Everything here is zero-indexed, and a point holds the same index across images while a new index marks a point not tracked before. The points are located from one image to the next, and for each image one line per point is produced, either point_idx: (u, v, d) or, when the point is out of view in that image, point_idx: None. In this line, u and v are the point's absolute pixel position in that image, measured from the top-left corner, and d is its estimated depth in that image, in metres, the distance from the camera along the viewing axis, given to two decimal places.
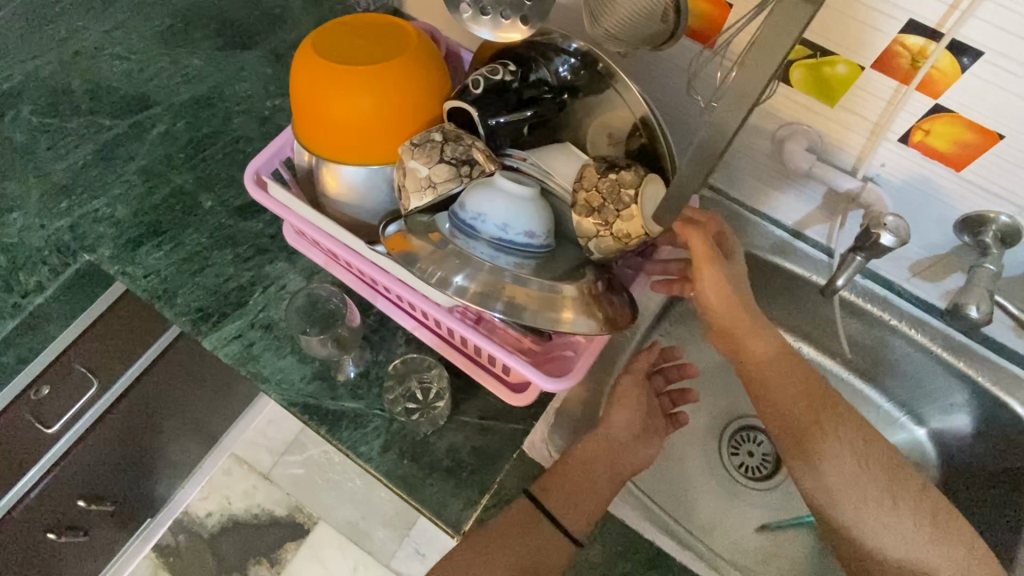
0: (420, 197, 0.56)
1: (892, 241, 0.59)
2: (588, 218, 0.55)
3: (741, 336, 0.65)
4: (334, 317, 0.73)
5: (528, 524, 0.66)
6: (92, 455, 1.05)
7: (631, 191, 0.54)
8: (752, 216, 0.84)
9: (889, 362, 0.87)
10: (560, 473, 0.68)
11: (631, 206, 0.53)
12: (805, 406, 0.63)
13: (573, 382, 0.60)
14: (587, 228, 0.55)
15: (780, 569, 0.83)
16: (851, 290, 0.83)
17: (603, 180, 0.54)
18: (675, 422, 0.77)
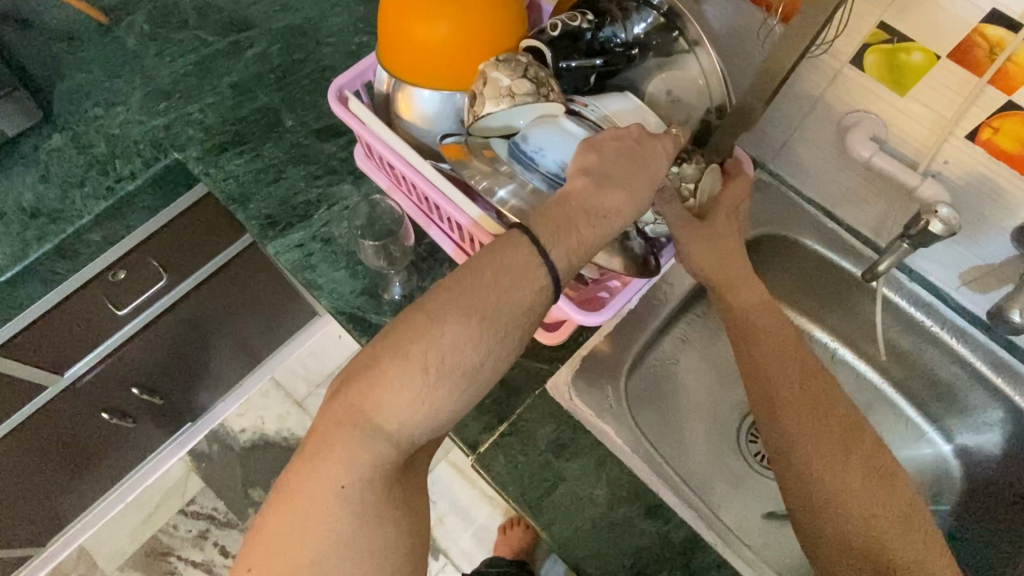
0: (496, 103, 0.59)
1: (942, 230, 0.61)
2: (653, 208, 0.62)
3: (736, 308, 0.67)
4: (390, 233, 0.77)
5: (520, 278, 0.50)
6: (149, 346, 1.13)
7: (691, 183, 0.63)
8: (808, 206, 0.85)
9: (925, 370, 0.86)
10: (570, 224, 0.52)
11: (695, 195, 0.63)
12: (799, 400, 0.63)
13: (601, 320, 0.63)
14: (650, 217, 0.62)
15: (780, 554, 0.83)
16: (897, 290, 0.83)
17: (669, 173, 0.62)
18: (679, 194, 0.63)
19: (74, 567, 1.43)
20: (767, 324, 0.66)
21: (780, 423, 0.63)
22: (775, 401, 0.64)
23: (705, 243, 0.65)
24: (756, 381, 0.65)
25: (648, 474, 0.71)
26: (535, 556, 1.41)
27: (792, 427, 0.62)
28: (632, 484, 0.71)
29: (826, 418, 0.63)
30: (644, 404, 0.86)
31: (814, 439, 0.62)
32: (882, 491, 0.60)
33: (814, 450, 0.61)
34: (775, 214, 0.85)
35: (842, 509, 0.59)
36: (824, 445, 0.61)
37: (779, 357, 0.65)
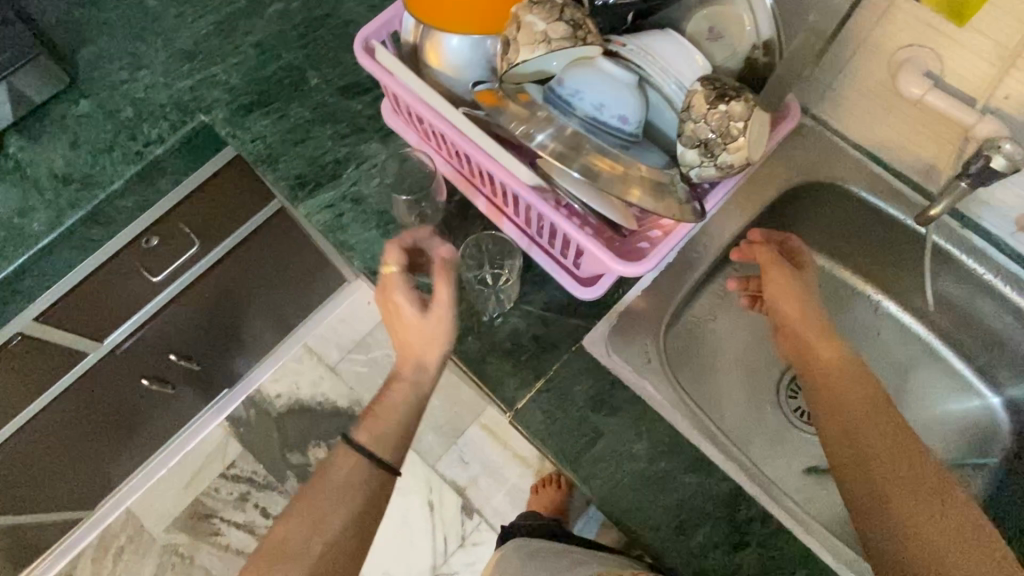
0: (531, 50, 0.55)
1: (1005, 166, 0.58)
2: (692, 148, 0.56)
3: (809, 348, 0.71)
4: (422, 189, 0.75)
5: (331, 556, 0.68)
6: (183, 315, 1.14)
7: (738, 124, 0.55)
8: (852, 150, 0.82)
9: (975, 322, 0.83)
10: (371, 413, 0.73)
11: (739, 138, 0.55)
12: (872, 424, 0.63)
13: (646, 270, 0.61)
14: (690, 157, 0.57)
15: (822, 509, 0.82)
16: (948, 238, 0.79)
17: (713, 110, 0.54)
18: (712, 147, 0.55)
19: (122, 529, 1.49)
20: (844, 363, 0.68)
21: (849, 443, 0.63)
22: (847, 425, 0.64)
23: (789, 292, 0.74)
24: (827, 406, 0.66)
25: (688, 428, 0.70)
26: (569, 514, 1.40)
27: (863, 446, 0.62)
28: (673, 439, 0.70)
29: (898, 443, 0.61)
30: (680, 360, 0.86)
31: (883, 461, 0.60)
32: (943, 504, 0.57)
33: (870, 460, 0.61)
34: (818, 160, 0.82)
35: (907, 518, 0.57)
36: (883, 455, 0.61)
37: (852, 388, 0.66)
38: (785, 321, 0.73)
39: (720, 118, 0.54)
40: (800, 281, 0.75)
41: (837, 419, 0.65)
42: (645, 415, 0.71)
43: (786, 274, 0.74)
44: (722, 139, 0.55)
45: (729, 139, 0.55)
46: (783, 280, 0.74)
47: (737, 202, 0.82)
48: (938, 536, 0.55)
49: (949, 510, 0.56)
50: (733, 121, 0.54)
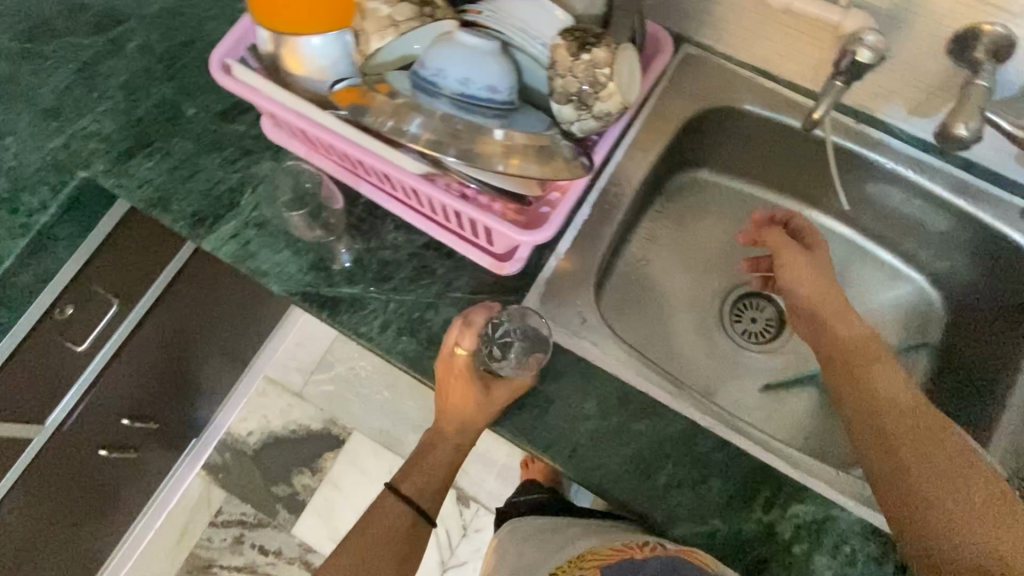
0: (381, 37, 0.56)
1: (872, 57, 0.58)
2: (567, 103, 0.55)
3: (830, 334, 0.70)
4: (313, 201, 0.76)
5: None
6: (125, 377, 1.10)
7: (605, 70, 0.54)
8: (740, 70, 0.82)
9: (889, 211, 0.85)
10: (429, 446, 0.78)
11: (609, 84, 0.54)
12: (894, 404, 0.62)
13: (546, 236, 0.61)
14: (567, 113, 0.56)
15: (784, 420, 0.85)
16: (848, 137, 0.80)
17: (578, 60, 0.54)
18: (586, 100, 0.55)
19: None
20: (868, 346, 0.67)
21: (875, 419, 0.62)
22: (869, 405, 0.63)
23: (805, 271, 0.74)
24: (846, 387, 0.65)
25: (633, 376, 0.71)
26: (561, 481, 1.40)
27: (886, 426, 0.61)
28: (622, 390, 0.71)
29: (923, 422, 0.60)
30: (620, 311, 0.87)
31: (905, 438, 0.59)
32: (969, 482, 0.55)
33: (886, 418, 0.61)
34: (710, 87, 0.83)
35: (932, 495, 0.56)
36: (911, 439, 0.59)
37: (873, 372, 0.65)
38: (805, 301, 0.73)
39: (587, 69, 0.54)
40: (813, 258, 0.75)
41: (855, 385, 0.65)
42: (591, 374, 0.72)
43: (799, 255, 0.75)
44: (594, 92, 0.54)
45: (599, 88, 0.54)
46: (797, 261, 0.75)
47: (641, 144, 0.82)
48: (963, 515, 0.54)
49: (976, 489, 0.55)
50: (598, 69, 0.54)
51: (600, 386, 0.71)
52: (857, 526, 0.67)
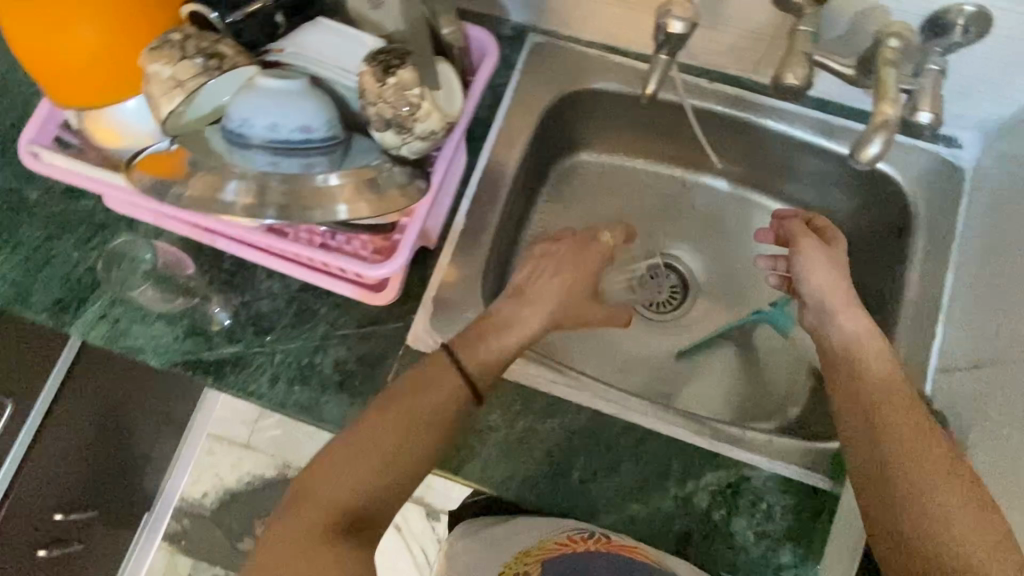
0: (170, 99, 0.52)
1: (684, 26, 0.56)
2: (386, 131, 0.54)
3: (842, 336, 0.64)
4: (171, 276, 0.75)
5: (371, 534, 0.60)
6: (44, 474, 1.04)
7: (415, 90, 0.52)
8: (590, 50, 0.82)
9: (763, 161, 0.86)
10: (481, 335, 0.67)
11: (423, 104, 0.53)
12: (899, 415, 0.57)
13: (397, 265, 0.62)
14: (390, 140, 0.54)
15: (700, 384, 0.86)
16: (705, 98, 0.79)
17: (384, 86, 0.52)
18: (403, 125, 0.53)
19: None
20: (875, 347, 0.63)
21: (879, 431, 0.57)
22: (872, 415, 0.58)
23: (822, 261, 0.67)
24: (850, 391, 0.61)
25: (533, 378, 0.71)
26: None
27: (887, 437, 0.56)
28: (523, 395, 0.70)
29: (924, 436, 0.56)
30: None
31: (907, 451, 0.55)
32: (954, 480, 0.52)
33: (885, 427, 0.57)
34: (563, 72, 0.81)
35: (924, 505, 0.52)
36: (911, 452, 0.55)
37: (883, 381, 0.60)
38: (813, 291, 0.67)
39: (395, 93, 0.52)
40: (826, 252, 0.68)
41: (857, 390, 0.60)
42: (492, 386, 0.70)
43: (813, 243, 0.68)
44: (410, 115, 0.53)
45: (412, 110, 0.53)
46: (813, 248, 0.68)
47: None
48: (958, 536, 0.50)
49: (962, 487, 0.52)
50: (407, 90, 0.52)
51: (502, 396, 0.70)
52: (770, 481, 0.68)
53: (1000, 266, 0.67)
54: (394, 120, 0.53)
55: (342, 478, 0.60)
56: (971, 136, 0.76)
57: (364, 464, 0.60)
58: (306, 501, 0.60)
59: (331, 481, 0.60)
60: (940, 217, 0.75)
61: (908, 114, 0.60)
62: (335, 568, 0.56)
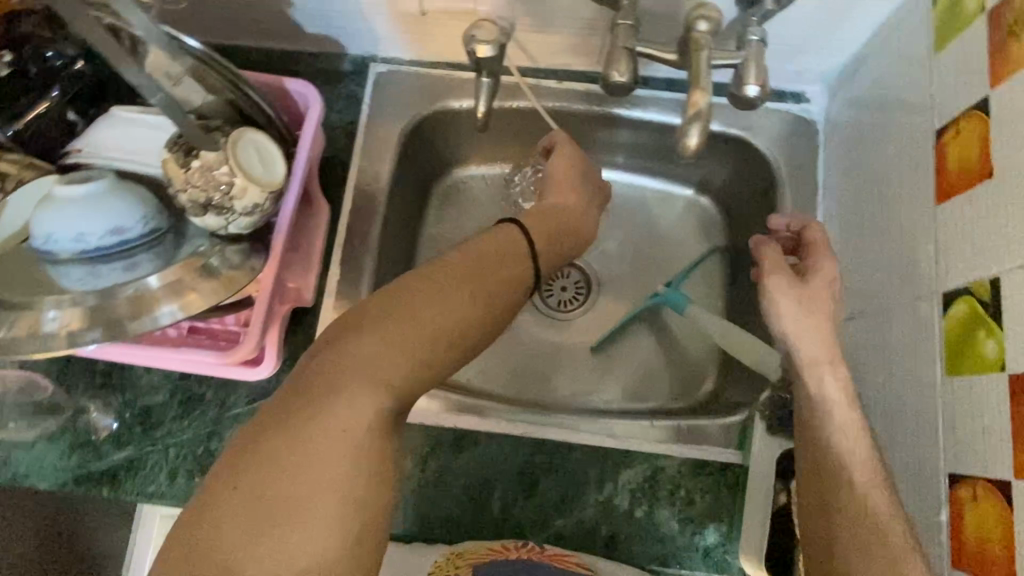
0: None
1: (493, 49, 0.57)
2: (206, 215, 0.51)
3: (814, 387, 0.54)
4: (45, 404, 0.71)
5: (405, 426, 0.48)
6: None
7: (223, 169, 0.50)
8: (435, 71, 0.80)
9: (629, 146, 0.84)
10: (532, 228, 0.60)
11: (235, 181, 0.50)
12: (856, 506, 0.49)
13: (252, 344, 0.59)
14: (212, 223, 0.52)
15: (622, 381, 0.81)
16: (557, 98, 0.78)
17: (189, 171, 0.50)
18: (221, 206, 0.51)
19: None
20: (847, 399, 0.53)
21: (832, 526, 0.49)
22: (826, 495, 0.50)
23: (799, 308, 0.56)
24: (810, 459, 0.52)
25: (436, 416, 0.70)
26: None
27: (837, 534, 0.48)
28: (430, 436, 0.69)
29: (881, 534, 0.47)
30: None
31: (859, 552, 0.47)
32: None
33: (838, 518, 0.49)
34: (410, 97, 0.79)
35: None
36: (863, 557, 0.47)
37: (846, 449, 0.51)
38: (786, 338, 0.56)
39: (206, 177, 0.50)
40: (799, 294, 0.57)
41: (815, 461, 0.52)
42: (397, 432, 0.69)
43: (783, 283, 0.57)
44: (226, 194, 0.51)
45: (229, 190, 0.50)
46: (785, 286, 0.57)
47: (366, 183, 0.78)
48: None
49: None
50: (214, 170, 0.50)
51: (410, 440, 0.69)
52: (685, 467, 0.69)
53: (855, 215, 0.68)
54: (210, 203, 0.51)
55: (407, 349, 0.47)
56: (817, 89, 0.78)
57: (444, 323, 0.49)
58: (383, 363, 0.46)
59: (417, 337, 0.47)
60: (801, 173, 0.76)
61: (737, 89, 0.58)
62: (356, 475, 0.44)
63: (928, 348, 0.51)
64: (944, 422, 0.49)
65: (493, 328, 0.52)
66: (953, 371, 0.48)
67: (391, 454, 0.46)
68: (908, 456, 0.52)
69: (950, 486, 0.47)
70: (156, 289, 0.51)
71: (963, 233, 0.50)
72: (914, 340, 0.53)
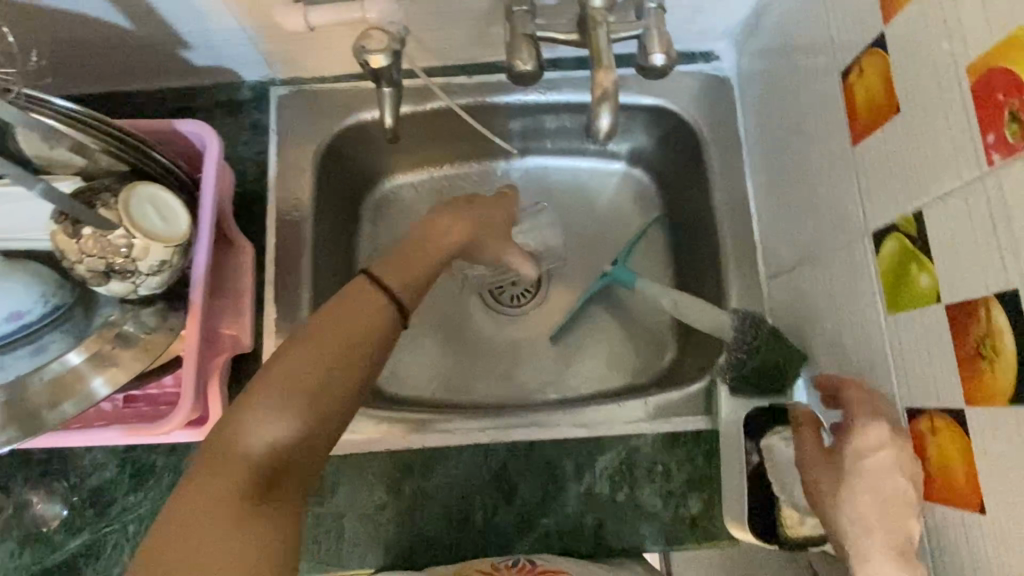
0: None
1: (385, 58, 0.54)
2: (111, 281, 0.48)
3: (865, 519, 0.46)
4: None
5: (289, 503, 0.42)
6: None
7: (118, 233, 0.47)
8: (339, 86, 0.76)
9: (551, 130, 0.82)
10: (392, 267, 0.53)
11: (134, 244, 0.47)
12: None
13: (184, 411, 0.53)
14: (120, 287, 0.49)
15: (585, 367, 0.80)
16: (468, 95, 0.76)
17: (82, 242, 0.47)
18: (125, 271, 0.48)
19: None
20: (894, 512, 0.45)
21: None
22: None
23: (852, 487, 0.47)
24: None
25: (402, 439, 0.67)
26: None
27: None
28: (399, 461, 0.67)
29: None
30: None
31: None
32: None
33: None
34: (317, 117, 0.75)
35: None
36: None
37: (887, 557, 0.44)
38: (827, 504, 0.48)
39: (102, 245, 0.47)
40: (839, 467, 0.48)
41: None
42: (364, 464, 0.66)
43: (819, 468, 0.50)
44: (128, 259, 0.47)
45: (130, 254, 0.47)
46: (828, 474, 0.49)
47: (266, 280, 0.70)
48: None
49: None
50: (110, 235, 0.47)
51: (379, 470, 0.67)
52: (657, 442, 0.68)
53: (780, 165, 0.68)
54: (113, 270, 0.48)
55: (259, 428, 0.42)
56: (724, 45, 0.77)
57: (302, 392, 0.44)
58: (230, 457, 0.42)
59: (267, 422, 0.43)
60: (723, 131, 0.76)
61: (643, 60, 0.58)
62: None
63: (868, 287, 0.52)
64: (894, 360, 0.49)
65: (371, 378, 0.47)
66: (894, 307, 0.49)
67: (267, 540, 0.40)
68: None
69: (910, 420, 0.48)
70: (78, 364, 0.50)
71: (882, 171, 0.50)
72: (855, 282, 0.54)
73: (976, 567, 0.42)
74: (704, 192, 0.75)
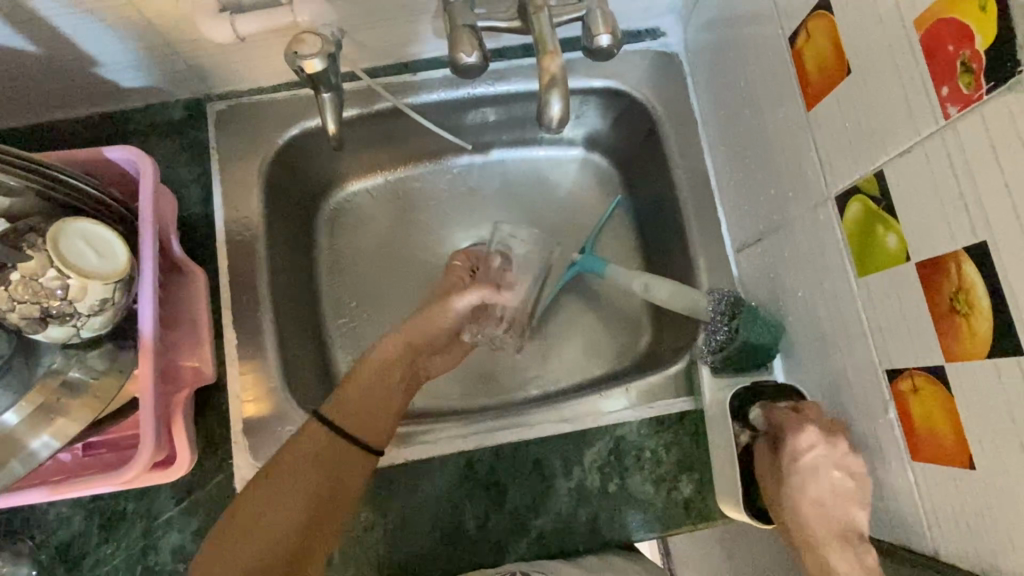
0: None
1: (320, 62, 0.52)
2: (48, 327, 0.45)
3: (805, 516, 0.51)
4: None
5: None
6: None
7: (51, 276, 0.44)
8: (278, 96, 0.73)
9: (504, 122, 0.80)
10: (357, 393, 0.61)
11: (69, 286, 0.44)
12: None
13: (148, 450, 0.50)
14: (60, 332, 0.46)
15: (563, 360, 0.78)
16: (415, 94, 0.74)
17: (12, 288, 0.43)
18: (64, 316, 0.45)
19: None
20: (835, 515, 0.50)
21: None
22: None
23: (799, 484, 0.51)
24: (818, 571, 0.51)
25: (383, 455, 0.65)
26: None
27: None
28: (383, 478, 0.65)
29: None
30: None
31: None
32: None
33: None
34: (260, 130, 0.72)
35: None
36: None
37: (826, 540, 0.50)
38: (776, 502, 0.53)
39: (35, 290, 0.43)
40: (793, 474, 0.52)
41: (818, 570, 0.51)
42: None
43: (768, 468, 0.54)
44: (64, 302, 0.44)
45: (66, 296, 0.44)
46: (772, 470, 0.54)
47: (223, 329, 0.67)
48: None
49: None
50: (41, 278, 0.44)
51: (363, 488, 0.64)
52: (643, 428, 0.67)
53: (737, 136, 0.67)
54: (50, 315, 0.44)
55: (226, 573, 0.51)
56: (669, 20, 0.76)
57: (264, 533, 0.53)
58: None
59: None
60: (676, 107, 0.75)
61: (589, 42, 0.56)
62: None
63: (837, 253, 0.51)
64: (870, 322, 0.49)
65: (326, 507, 0.55)
66: (864, 271, 0.49)
67: None
68: (846, 361, 0.53)
69: (891, 381, 0.48)
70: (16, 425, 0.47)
71: (839, 135, 0.49)
72: (824, 248, 0.53)
73: (971, 521, 0.42)
74: (665, 170, 0.74)
